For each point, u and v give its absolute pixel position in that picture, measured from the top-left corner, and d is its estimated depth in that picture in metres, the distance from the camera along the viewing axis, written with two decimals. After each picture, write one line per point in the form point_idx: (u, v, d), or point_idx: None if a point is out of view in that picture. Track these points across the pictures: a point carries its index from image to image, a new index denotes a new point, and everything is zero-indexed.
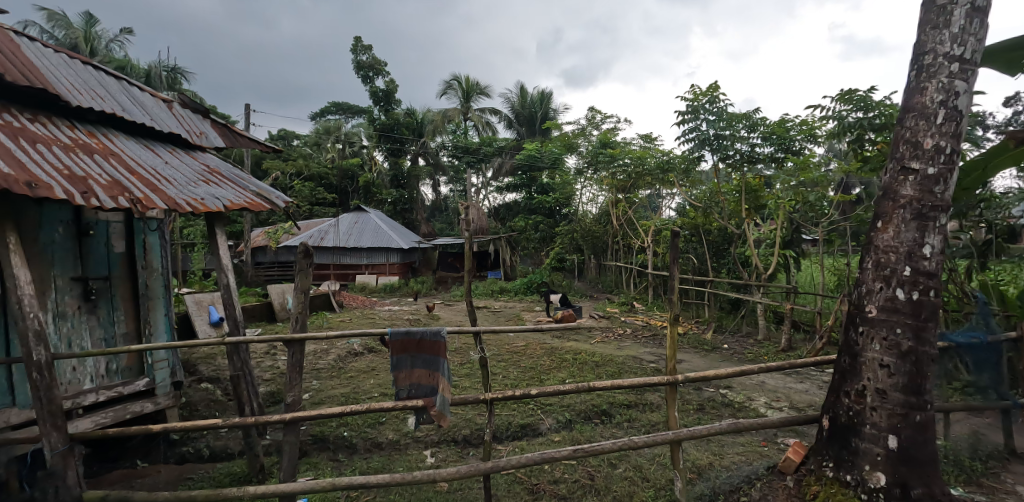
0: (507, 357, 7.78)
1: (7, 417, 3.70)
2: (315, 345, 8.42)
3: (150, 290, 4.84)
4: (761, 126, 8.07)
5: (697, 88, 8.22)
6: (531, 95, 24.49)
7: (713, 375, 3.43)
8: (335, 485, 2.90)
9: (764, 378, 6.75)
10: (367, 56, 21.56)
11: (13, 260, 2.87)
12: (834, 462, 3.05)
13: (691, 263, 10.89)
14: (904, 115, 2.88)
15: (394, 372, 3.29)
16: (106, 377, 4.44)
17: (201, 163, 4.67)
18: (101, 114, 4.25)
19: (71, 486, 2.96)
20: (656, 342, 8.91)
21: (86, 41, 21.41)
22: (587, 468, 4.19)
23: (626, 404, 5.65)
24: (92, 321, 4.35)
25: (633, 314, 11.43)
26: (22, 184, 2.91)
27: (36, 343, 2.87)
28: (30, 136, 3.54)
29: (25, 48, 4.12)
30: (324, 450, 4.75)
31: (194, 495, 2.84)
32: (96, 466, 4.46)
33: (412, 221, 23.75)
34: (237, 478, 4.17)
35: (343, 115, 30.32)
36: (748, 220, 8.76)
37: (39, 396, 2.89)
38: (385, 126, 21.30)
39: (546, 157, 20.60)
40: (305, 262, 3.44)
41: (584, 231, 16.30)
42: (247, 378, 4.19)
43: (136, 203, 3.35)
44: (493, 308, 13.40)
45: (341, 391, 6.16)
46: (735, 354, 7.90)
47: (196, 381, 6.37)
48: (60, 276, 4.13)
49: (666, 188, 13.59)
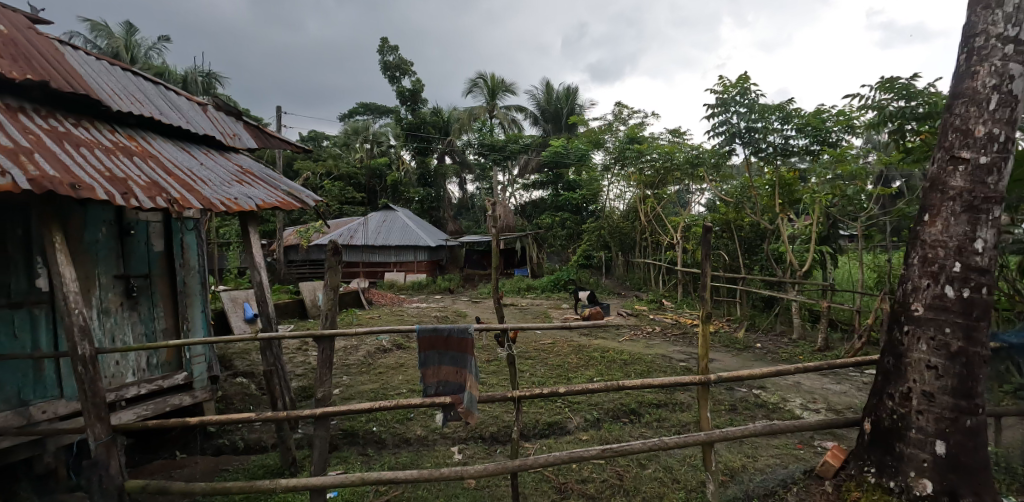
0: (534, 354, 7.78)
1: (55, 409, 3.87)
2: (345, 342, 8.58)
3: (188, 288, 5.02)
4: (795, 117, 7.81)
5: (726, 80, 7.99)
6: (557, 91, 24.33)
7: (748, 375, 3.30)
8: (364, 481, 2.92)
9: (799, 379, 6.55)
10: (394, 57, 21.87)
11: (60, 259, 2.99)
12: (877, 468, 2.91)
13: (722, 260, 10.58)
14: (953, 102, 2.72)
15: (421, 369, 3.32)
16: (147, 371, 4.61)
17: (235, 164, 4.80)
18: (140, 118, 4.41)
19: (114, 475, 3.07)
20: (686, 341, 8.71)
21: (127, 50, 22.36)
22: (616, 468, 4.14)
23: (655, 403, 5.55)
24: (134, 317, 4.52)
25: (662, 312, 11.27)
26: (67, 186, 3.01)
27: (81, 338, 3.00)
28: (74, 140, 3.67)
29: (68, 56, 4.31)
30: (354, 444, 4.84)
31: (229, 487, 2.92)
32: (138, 457, 4.67)
33: (439, 219, 23.97)
34: (271, 470, 4.29)
35: (371, 115, 30.78)
36: (783, 215, 8.40)
37: (84, 388, 3.02)
38: (412, 125, 21.96)
39: (572, 153, 20.30)
40: (334, 259, 3.48)
41: (612, 227, 16.05)
42: (280, 373, 4.31)
43: (173, 203, 3.46)
44: (520, 305, 13.36)
45: (369, 387, 6.24)
46: (770, 354, 7.65)
47: (232, 376, 6.56)
48: (103, 274, 4.30)
49: (695, 183, 13.32)
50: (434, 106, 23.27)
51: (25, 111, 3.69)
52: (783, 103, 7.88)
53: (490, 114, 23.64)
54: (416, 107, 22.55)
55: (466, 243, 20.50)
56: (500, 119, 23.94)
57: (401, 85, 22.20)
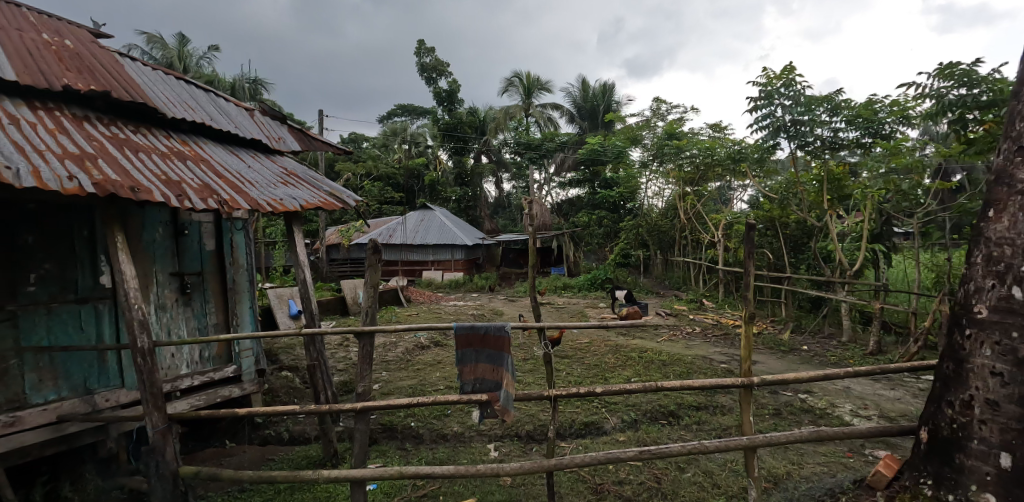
0: (571, 354, 7.74)
1: (117, 398, 4.14)
2: (384, 338, 8.78)
3: (237, 285, 5.26)
4: (845, 108, 7.45)
5: (770, 71, 7.70)
6: (593, 88, 24.07)
7: (793, 378, 3.16)
8: (402, 475, 2.98)
9: (849, 384, 6.26)
10: (430, 58, 22.19)
11: (121, 257, 3.18)
12: (934, 480, 2.75)
13: (766, 259, 10.21)
14: (1021, 88, 2.53)
15: (458, 366, 3.35)
16: (200, 363, 4.86)
17: (280, 166, 4.99)
18: (192, 124, 4.64)
19: (169, 461, 3.25)
20: (728, 342, 8.47)
21: (180, 60, 23.57)
22: (654, 471, 4.07)
23: (695, 406, 5.43)
24: (188, 312, 4.77)
25: (702, 312, 10.99)
26: (128, 189, 3.19)
27: (140, 331, 3.19)
28: (133, 146, 3.89)
29: (127, 67, 4.59)
30: (393, 439, 4.95)
31: (274, 476, 3.04)
32: (191, 444, 4.93)
33: (476, 218, 24.17)
34: (313, 461, 4.45)
35: (409, 116, 31.35)
36: (832, 211, 8.02)
37: (143, 379, 3.21)
38: (448, 126, 22.23)
39: (609, 150, 20.03)
40: (375, 258, 3.56)
41: (650, 225, 15.75)
42: (322, 368, 4.45)
43: (223, 204, 3.63)
44: (556, 304, 13.33)
45: (407, 383, 6.36)
46: (817, 357, 7.34)
47: (278, 369, 6.83)
48: (160, 272, 4.56)
49: (737, 180, 12.90)
50: (470, 106, 23.48)
51: (90, 119, 3.94)
52: (831, 94, 7.54)
53: (526, 113, 23.64)
54: (452, 107, 22.78)
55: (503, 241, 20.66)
56: (536, 117, 23.90)
57: (437, 86, 22.51)
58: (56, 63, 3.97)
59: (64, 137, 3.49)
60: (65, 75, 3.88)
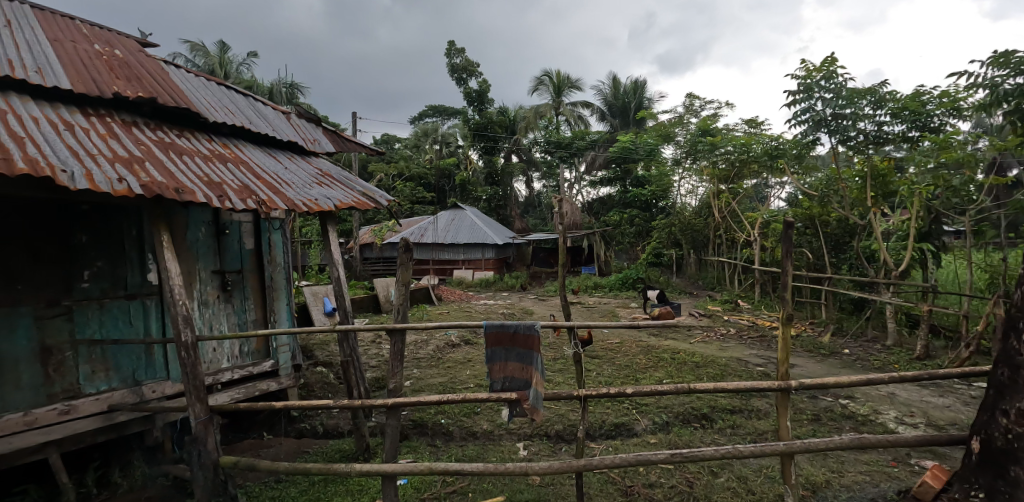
0: (602, 354, 7.67)
1: (162, 389, 4.30)
2: (415, 336, 8.91)
3: (274, 282, 5.43)
4: (890, 101, 7.15)
5: (809, 64, 7.43)
6: (624, 85, 23.78)
7: (833, 382, 3.03)
8: (432, 470, 3.01)
9: (894, 389, 5.99)
10: (460, 59, 22.37)
11: (167, 255, 3.33)
12: (986, 493, 2.60)
13: (805, 259, 9.88)
14: None
15: (488, 364, 3.37)
16: (240, 358, 5.04)
17: (316, 167, 5.12)
18: (232, 128, 4.81)
19: (210, 451, 3.37)
20: (764, 344, 8.24)
21: (221, 66, 24.51)
22: (686, 475, 3.99)
23: (729, 409, 5.30)
24: (229, 308, 4.96)
25: (737, 313, 10.73)
26: (173, 190, 3.33)
27: (184, 326, 3.34)
28: (178, 149, 4.07)
29: (171, 75, 4.80)
30: (423, 435, 5.03)
31: (309, 468, 3.12)
32: (231, 435, 5.13)
33: (505, 217, 24.25)
34: (346, 455, 4.56)
35: (439, 117, 31.71)
36: (875, 209, 7.69)
37: (187, 372, 3.35)
38: (479, 126, 22.37)
39: (640, 148, 19.75)
40: (406, 257, 3.62)
41: (683, 224, 15.44)
42: (356, 364, 4.56)
43: (261, 204, 3.75)
44: (587, 304, 13.24)
45: (437, 381, 6.44)
46: (859, 361, 7.05)
47: (313, 365, 7.03)
48: (203, 270, 4.76)
49: (774, 177, 12.52)
50: (500, 106, 23.56)
51: (137, 124, 4.13)
52: (876, 85, 7.24)
53: (556, 112, 23.55)
54: (482, 107, 22.88)
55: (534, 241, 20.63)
56: (566, 116, 23.78)
57: (467, 87, 22.69)
58: (107, 72, 4.19)
59: (114, 141, 3.66)
60: (115, 83, 4.09)
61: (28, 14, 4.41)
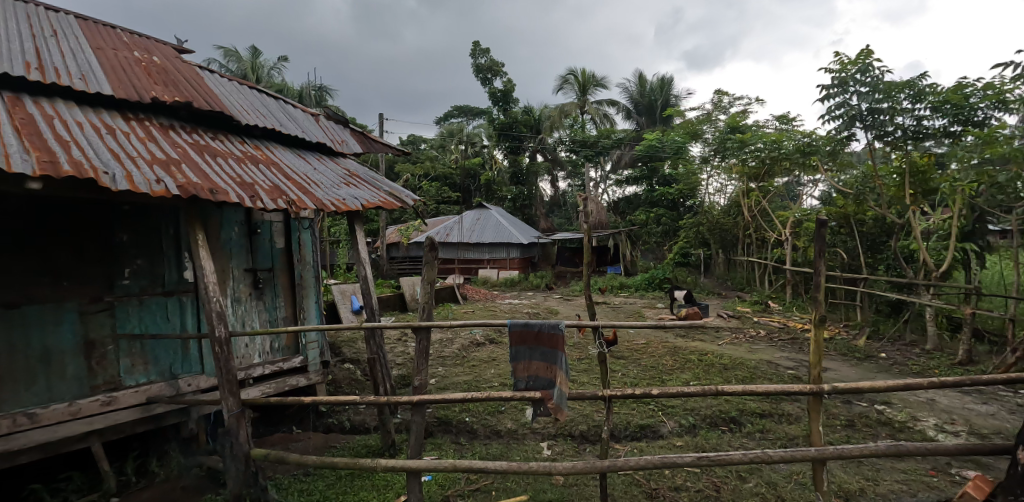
0: (627, 354, 7.59)
1: (197, 383, 4.46)
2: (441, 334, 9.00)
3: (304, 281, 5.56)
4: (930, 94, 6.89)
5: (843, 57, 7.20)
6: (651, 83, 23.46)
7: (868, 387, 2.92)
8: (456, 468, 3.04)
9: (934, 396, 5.75)
10: (485, 59, 22.47)
11: (201, 253, 3.45)
12: None
13: (839, 259, 9.58)
14: None
15: (512, 363, 3.39)
16: (271, 354, 5.19)
17: (344, 168, 5.22)
18: (264, 130, 4.94)
19: (242, 443, 3.48)
20: (796, 347, 8.02)
21: (253, 71, 25.23)
22: (713, 479, 3.92)
23: (759, 413, 5.17)
24: (260, 305, 5.11)
25: (767, 314, 10.48)
26: (208, 191, 3.45)
27: (218, 322, 3.45)
28: (212, 151, 4.20)
29: (206, 80, 4.97)
30: (447, 432, 5.08)
31: (336, 462, 3.19)
32: (262, 428, 5.29)
33: (530, 217, 24.25)
34: (371, 450, 4.64)
35: (464, 117, 31.91)
36: (914, 207, 7.40)
37: (220, 366, 3.46)
38: (504, 125, 22.43)
39: (668, 146, 19.46)
40: (431, 255, 3.66)
41: (711, 223, 15.14)
42: (382, 361, 4.63)
43: (291, 204, 3.84)
44: (612, 304, 13.14)
45: (462, 379, 6.49)
46: (896, 365, 6.80)
47: (340, 361, 7.18)
48: (236, 268, 4.91)
49: (807, 175, 12.17)
50: (525, 105, 23.58)
51: (174, 128, 4.29)
52: (915, 78, 6.99)
53: (581, 110, 23.42)
54: (507, 107, 22.90)
55: (561, 240, 20.55)
56: (591, 114, 23.62)
57: (493, 87, 22.77)
58: (145, 78, 4.36)
59: (152, 144, 3.81)
60: (154, 88, 4.26)
61: (73, 25, 4.64)
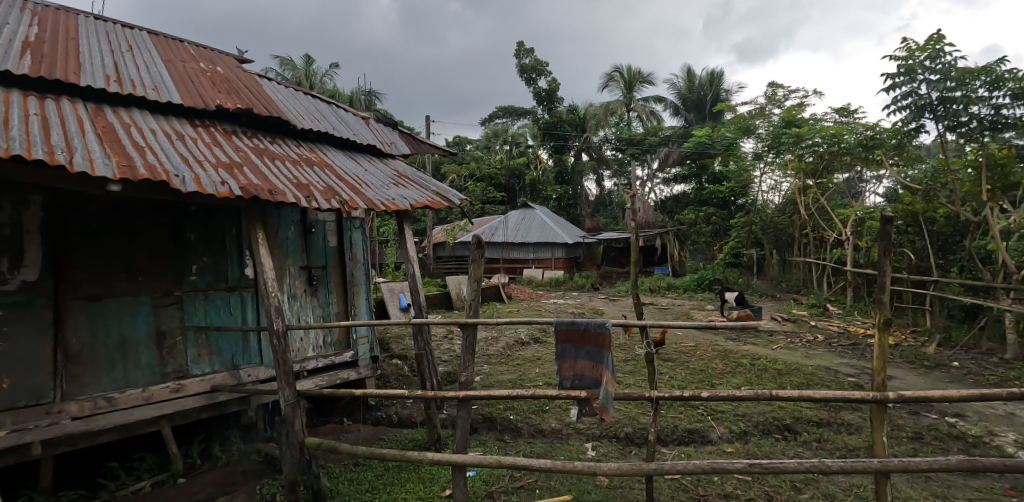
0: (676, 357, 7.43)
1: (257, 373, 4.75)
2: (486, 333, 9.11)
3: (355, 278, 5.78)
4: (1010, 80, 6.32)
5: (910, 43, 6.74)
6: (701, 77, 22.75)
7: (938, 396, 2.73)
8: (500, 463, 3.07)
9: (1015, 409, 5.30)
10: (529, 59, 22.52)
11: (261, 250, 3.67)
12: None
13: (907, 260, 8.98)
14: None
15: (558, 361, 3.40)
16: (324, 348, 5.43)
17: (392, 168, 5.38)
18: (318, 134, 5.17)
19: (297, 431, 3.67)
20: (857, 353, 7.60)
21: (307, 79, 26.41)
22: (765, 488, 3.80)
23: (816, 422, 4.94)
24: (314, 301, 5.36)
25: (825, 318, 9.97)
26: (267, 192, 3.65)
27: (276, 316, 3.66)
28: (271, 155, 4.45)
29: (265, 88, 5.26)
30: (492, 429, 5.16)
31: (384, 454, 3.31)
32: (315, 418, 5.55)
33: (575, 216, 24.09)
34: (418, 444, 4.77)
35: (509, 117, 32.09)
36: (992, 204, 6.83)
37: (278, 357, 3.67)
38: (549, 125, 22.41)
39: (718, 142, 18.82)
40: (478, 254, 3.72)
41: (765, 222, 14.53)
42: (428, 357, 4.76)
43: (344, 204, 4.01)
44: (659, 305, 12.87)
45: (507, 377, 6.56)
46: (971, 375, 6.31)
47: (389, 357, 7.42)
48: (292, 265, 5.18)
49: (871, 171, 11.46)
50: (569, 104, 23.45)
51: (237, 133, 4.57)
52: (993, 62, 6.43)
53: (627, 108, 23.05)
54: (552, 106, 22.78)
55: (605, 240, 20.39)
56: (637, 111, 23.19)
57: (536, 86, 22.76)
58: (210, 87, 4.67)
59: (218, 149, 4.08)
60: (218, 97, 4.56)
61: (147, 40, 5.04)
